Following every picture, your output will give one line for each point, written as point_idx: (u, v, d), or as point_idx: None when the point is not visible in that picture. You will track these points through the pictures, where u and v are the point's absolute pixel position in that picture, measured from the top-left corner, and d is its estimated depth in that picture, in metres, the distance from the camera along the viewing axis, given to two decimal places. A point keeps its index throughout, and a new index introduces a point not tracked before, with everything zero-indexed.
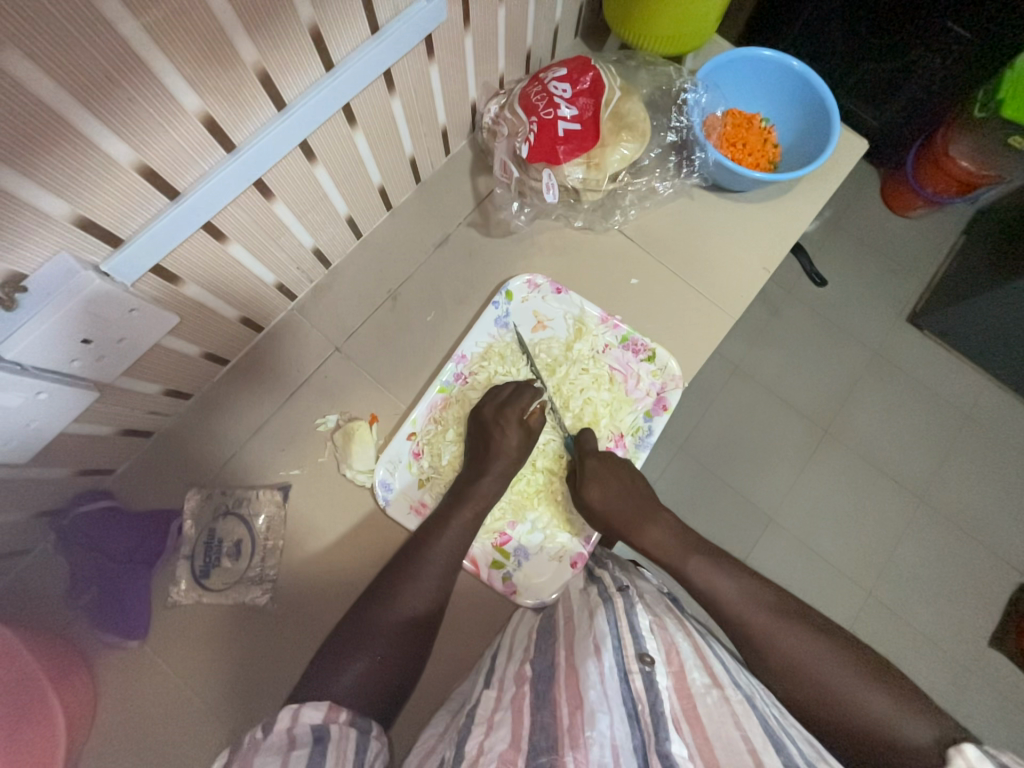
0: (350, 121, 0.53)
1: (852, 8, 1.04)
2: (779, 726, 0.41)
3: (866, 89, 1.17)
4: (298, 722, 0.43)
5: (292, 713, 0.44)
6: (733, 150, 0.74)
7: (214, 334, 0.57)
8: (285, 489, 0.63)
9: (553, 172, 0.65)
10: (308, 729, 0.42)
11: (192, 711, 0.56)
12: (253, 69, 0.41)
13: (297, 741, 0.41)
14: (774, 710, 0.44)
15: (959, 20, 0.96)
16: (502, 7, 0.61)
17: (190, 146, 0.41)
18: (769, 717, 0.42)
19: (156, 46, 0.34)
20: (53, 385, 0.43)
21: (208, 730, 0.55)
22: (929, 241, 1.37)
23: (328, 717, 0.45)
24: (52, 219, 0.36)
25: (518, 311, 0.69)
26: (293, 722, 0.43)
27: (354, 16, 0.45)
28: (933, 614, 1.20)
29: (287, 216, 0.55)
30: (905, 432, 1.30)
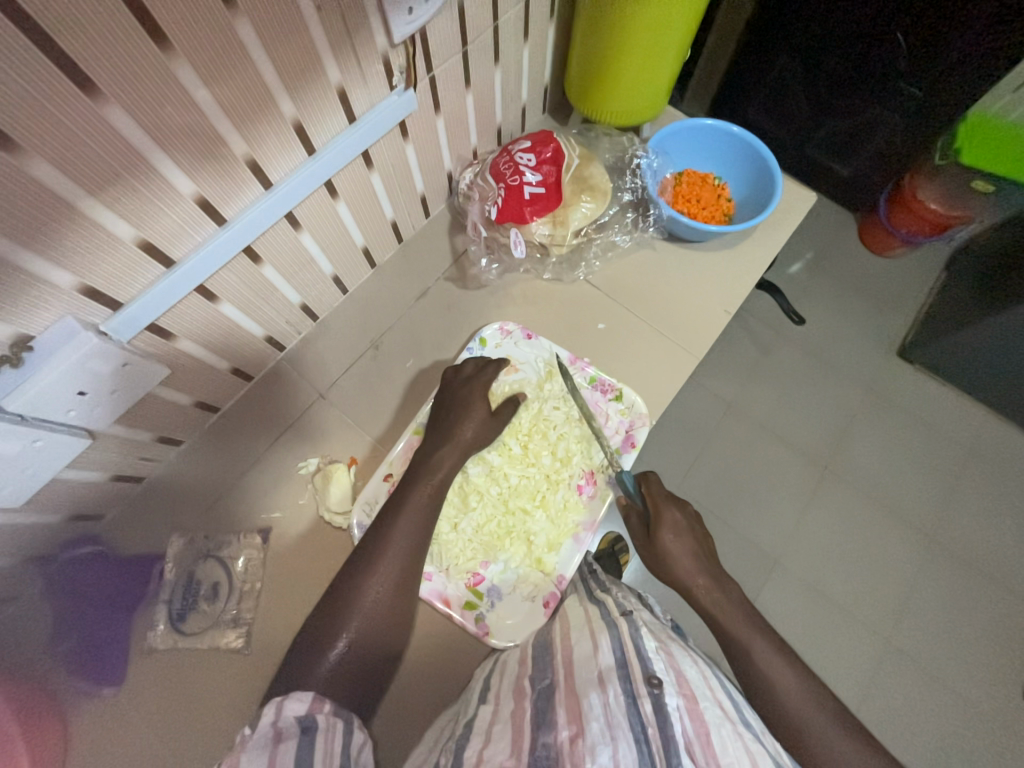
0: (332, 194, 0.59)
1: (812, 75, 1.12)
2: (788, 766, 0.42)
3: (832, 143, 1.25)
4: (282, 715, 0.42)
5: (277, 704, 0.43)
6: (688, 205, 0.81)
7: (204, 383, 0.61)
8: (265, 532, 0.65)
9: (519, 231, 0.72)
10: (294, 721, 0.42)
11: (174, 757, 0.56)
12: (241, 157, 0.47)
13: (283, 732, 0.40)
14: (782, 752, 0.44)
15: (912, 83, 1.03)
16: (470, 93, 0.69)
17: (185, 222, 0.47)
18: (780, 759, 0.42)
19: (156, 145, 0.41)
20: (48, 434, 0.47)
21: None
22: (910, 280, 1.42)
23: (313, 707, 0.44)
24: (58, 287, 0.41)
25: (492, 356, 0.73)
26: (278, 715, 0.42)
27: (334, 110, 0.53)
28: (957, 663, 1.14)
29: (276, 277, 0.61)
30: (907, 468, 1.29)
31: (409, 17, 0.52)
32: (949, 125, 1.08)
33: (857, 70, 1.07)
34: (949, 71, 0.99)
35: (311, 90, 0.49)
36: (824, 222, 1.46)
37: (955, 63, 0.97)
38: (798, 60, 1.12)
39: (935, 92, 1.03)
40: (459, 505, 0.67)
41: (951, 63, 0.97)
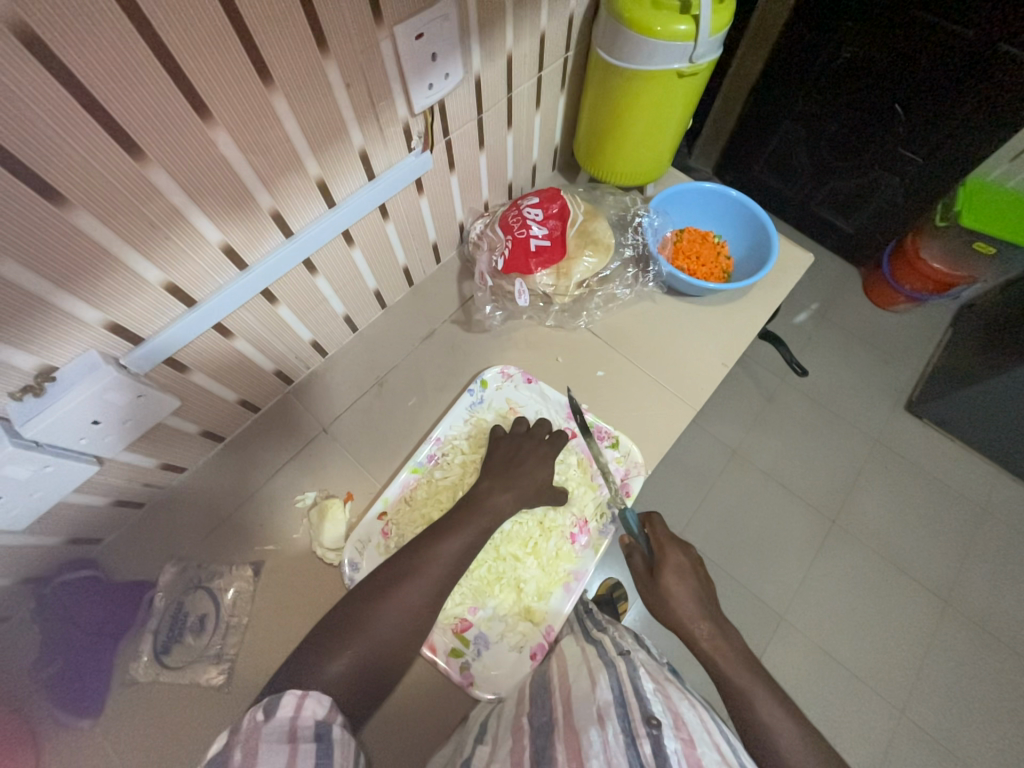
0: (349, 241, 0.63)
1: (816, 139, 1.19)
2: None
3: (837, 200, 1.30)
4: (301, 713, 0.43)
5: (296, 700, 0.44)
6: (688, 261, 0.84)
7: (212, 413, 0.63)
8: (258, 565, 0.66)
9: (524, 281, 0.75)
10: (311, 723, 0.43)
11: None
12: (267, 210, 0.51)
13: (299, 733, 0.41)
14: None
15: (911, 148, 1.06)
16: (484, 153, 0.75)
17: (209, 267, 0.50)
18: None
19: (190, 200, 0.45)
20: (58, 459, 0.48)
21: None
22: (915, 334, 1.43)
23: (330, 714, 0.45)
24: (86, 323, 0.44)
25: (492, 398, 0.76)
26: (296, 710, 0.43)
27: (356, 169, 0.57)
28: (977, 741, 1.07)
29: (290, 317, 0.64)
30: (917, 526, 1.26)
31: (429, 91, 0.57)
32: (947, 190, 1.11)
33: (856, 137, 1.12)
34: (947, 138, 1.01)
35: (336, 152, 0.54)
36: (828, 275, 1.49)
37: (953, 132, 0.99)
38: (803, 125, 1.18)
39: (932, 158, 1.05)
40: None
41: (949, 132, 1.00)
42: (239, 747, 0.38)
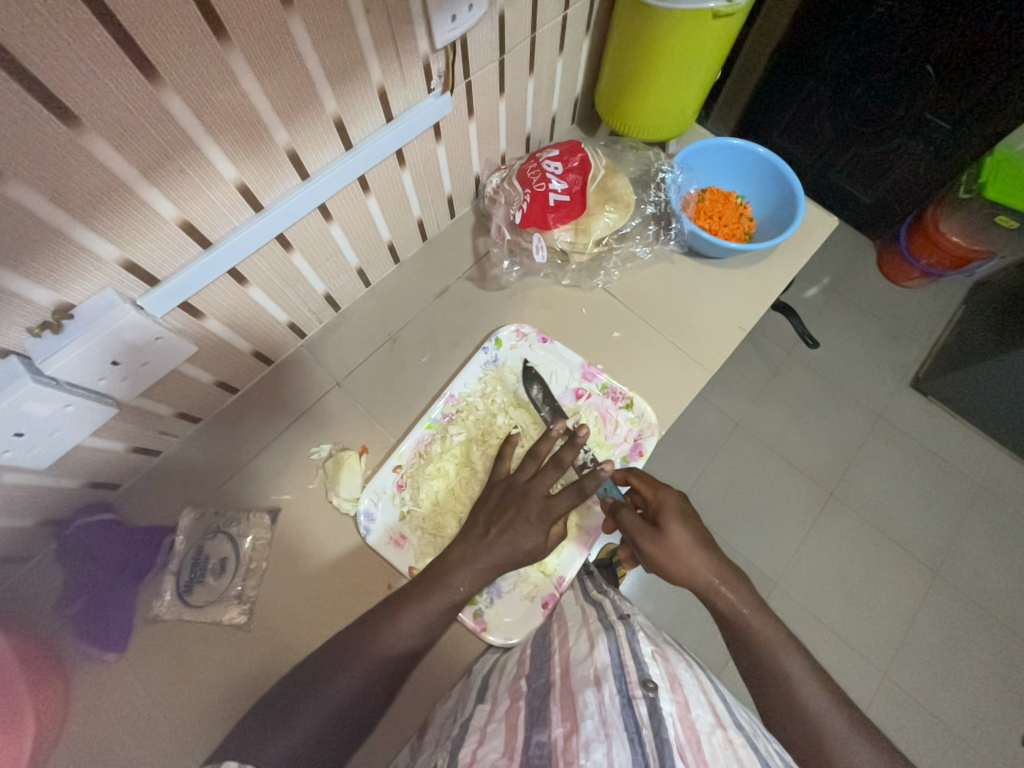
0: (364, 189, 0.61)
1: (839, 104, 1.11)
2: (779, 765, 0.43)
3: (858, 168, 1.23)
4: None
5: None
6: (710, 221, 0.82)
7: (226, 363, 0.63)
8: (274, 512, 0.66)
9: (542, 235, 0.74)
10: None
11: (186, 725, 0.57)
12: (283, 148, 0.49)
13: None
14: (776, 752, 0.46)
15: (938, 114, 1.02)
16: (504, 101, 0.71)
17: (225, 207, 0.49)
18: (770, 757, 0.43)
19: (206, 132, 0.43)
20: (79, 400, 0.48)
21: (195, 742, 0.56)
22: (926, 311, 1.41)
23: None
24: (102, 260, 0.43)
25: (506, 356, 0.75)
26: None
27: (373, 108, 0.55)
28: (955, 702, 1.12)
29: (304, 266, 0.62)
30: (914, 500, 1.27)
31: (452, 24, 0.54)
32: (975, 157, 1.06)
33: (885, 98, 1.05)
34: (973, 109, 0.98)
35: (354, 88, 0.51)
36: (842, 248, 1.46)
37: (981, 102, 0.96)
38: (828, 86, 1.09)
39: (957, 134, 1.03)
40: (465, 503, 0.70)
41: (978, 101, 0.97)
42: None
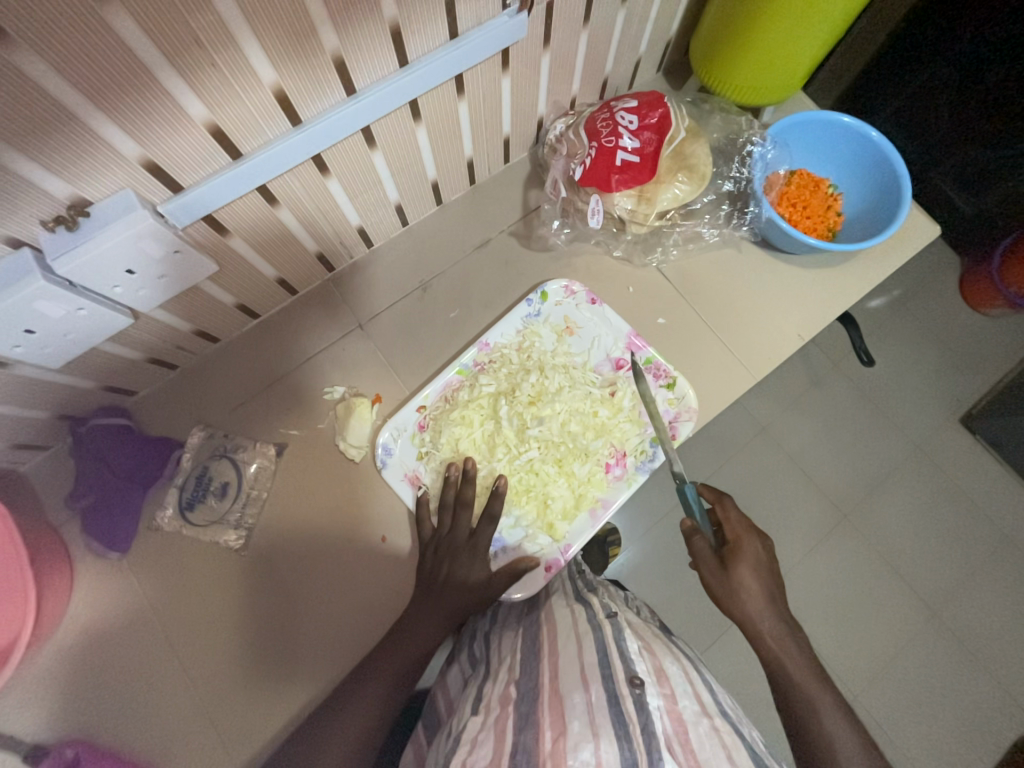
0: (414, 116, 0.55)
1: (972, 88, 0.94)
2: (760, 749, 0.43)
3: (964, 172, 1.07)
4: None
5: None
6: (792, 209, 0.73)
7: (250, 287, 0.61)
8: (281, 446, 0.65)
9: (601, 199, 0.66)
10: None
11: (176, 629, 0.59)
12: (329, 54, 0.43)
13: None
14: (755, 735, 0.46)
15: None
16: (586, 33, 0.62)
17: (258, 115, 0.44)
18: (752, 742, 0.43)
19: (245, 23, 0.37)
20: (92, 305, 0.46)
21: (184, 645, 0.59)
22: (1002, 344, 1.28)
23: None
24: (122, 156, 0.39)
25: (550, 313, 0.70)
26: None
27: (436, 21, 0.47)
28: (925, 741, 1.12)
29: (339, 194, 0.58)
30: (933, 539, 1.21)
31: None
32: None
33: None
34: None
35: None
36: (924, 260, 1.31)
37: None
38: (958, 70, 0.94)
39: None
40: (485, 453, 0.67)
41: None
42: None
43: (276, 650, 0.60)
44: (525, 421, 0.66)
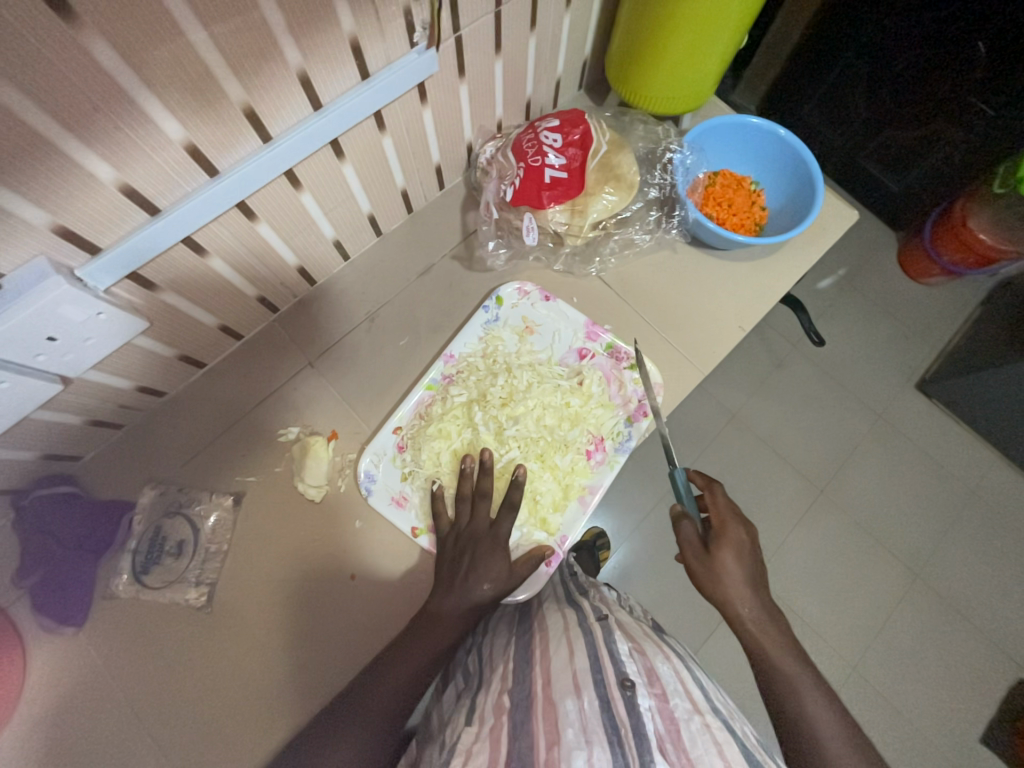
0: (338, 154, 0.56)
1: (879, 76, 1.01)
2: (755, 746, 0.42)
3: (888, 153, 1.14)
4: None
5: None
6: (718, 209, 0.76)
7: (190, 338, 0.60)
8: (238, 495, 0.64)
9: (534, 216, 0.68)
10: None
11: (141, 700, 0.57)
12: (239, 106, 0.44)
13: None
14: (751, 732, 0.45)
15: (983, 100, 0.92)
16: (500, 60, 0.64)
17: (172, 170, 0.44)
18: (746, 739, 0.42)
19: (143, 84, 0.38)
20: (13, 377, 0.45)
21: (155, 715, 0.57)
22: (943, 311, 1.34)
23: None
24: (31, 225, 0.39)
25: (507, 316, 0.72)
26: None
27: (345, 63, 0.49)
28: (922, 703, 1.14)
29: (271, 237, 0.58)
30: (904, 504, 1.25)
31: None
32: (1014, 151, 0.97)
33: (925, 78, 0.95)
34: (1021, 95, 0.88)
35: (322, 40, 0.45)
36: (862, 239, 1.37)
37: None
38: (866, 61, 1.00)
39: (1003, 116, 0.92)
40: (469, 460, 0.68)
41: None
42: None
43: (251, 706, 0.58)
44: (501, 424, 0.67)
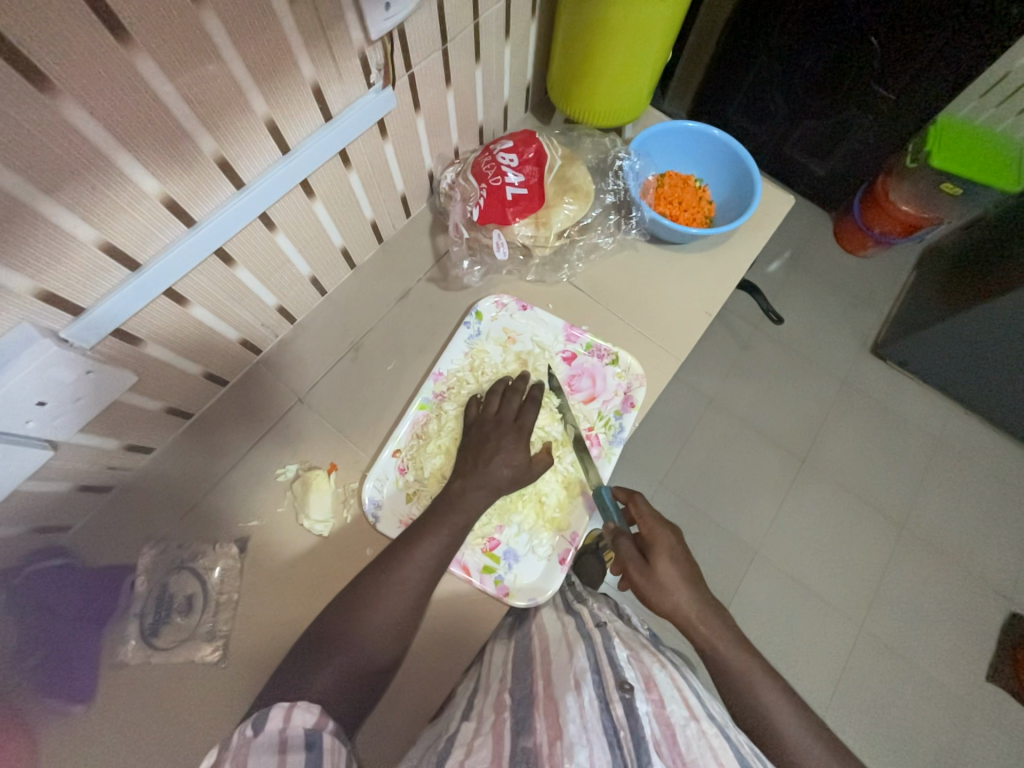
0: (309, 194, 0.58)
1: (790, 74, 1.11)
2: (751, 755, 0.42)
3: (811, 142, 1.24)
4: (290, 724, 0.42)
5: (284, 711, 0.43)
6: (670, 206, 0.82)
7: (176, 388, 0.59)
8: (242, 541, 0.63)
9: (502, 232, 0.72)
10: (301, 732, 0.42)
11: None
12: (212, 157, 0.46)
13: (289, 743, 0.40)
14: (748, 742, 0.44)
15: (884, 87, 1.03)
16: (451, 92, 0.68)
17: (151, 224, 0.45)
18: (743, 747, 0.42)
19: (119, 145, 0.39)
20: (5, 446, 0.44)
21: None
22: (884, 278, 1.45)
23: (320, 722, 0.44)
24: (14, 293, 0.39)
25: (489, 329, 0.74)
26: (286, 722, 0.42)
27: (309, 108, 0.51)
28: (930, 650, 1.19)
29: (250, 280, 0.59)
30: (879, 462, 1.33)
31: (386, 13, 0.50)
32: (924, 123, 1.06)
33: (833, 71, 1.06)
34: (918, 75, 0.98)
35: (285, 89, 0.48)
36: (801, 222, 1.48)
37: (928, 64, 0.96)
38: (778, 62, 1.10)
39: (908, 97, 1.02)
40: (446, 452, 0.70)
41: (923, 66, 0.96)
42: (227, 760, 0.38)
43: None
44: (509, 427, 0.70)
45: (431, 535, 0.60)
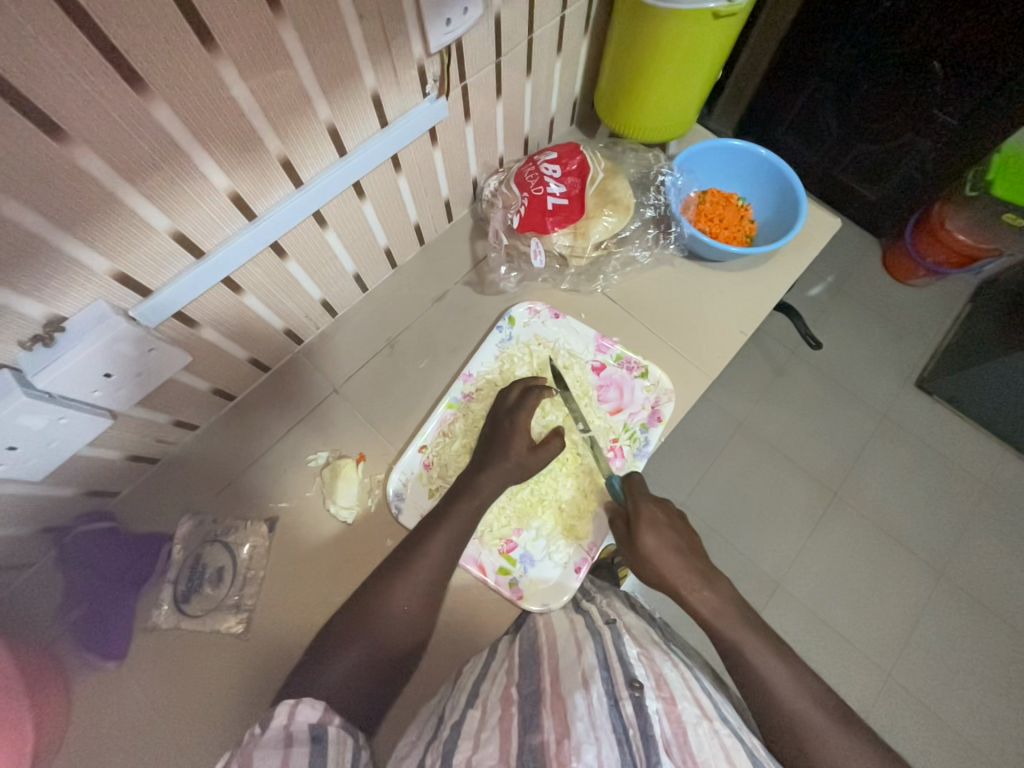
0: (360, 194, 0.61)
1: (844, 96, 1.09)
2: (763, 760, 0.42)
3: (863, 166, 1.20)
4: (294, 721, 0.42)
5: (290, 708, 0.43)
6: (711, 224, 0.81)
7: (223, 371, 0.63)
8: (272, 522, 0.66)
9: (540, 240, 0.73)
10: (306, 728, 0.42)
11: (178, 736, 0.56)
12: (276, 156, 0.49)
13: (294, 740, 0.41)
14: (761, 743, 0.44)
15: (946, 112, 0.99)
16: (501, 103, 0.70)
17: (217, 215, 0.48)
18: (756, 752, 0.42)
19: (197, 142, 0.42)
20: (74, 414, 0.48)
21: (192, 751, 0.56)
22: (934, 310, 1.39)
23: (325, 717, 0.44)
24: (93, 271, 0.43)
25: (520, 334, 0.76)
26: (290, 719, 0.42)
27: (367, 114, 0.54)
28: (964, 706, 1.11)
29: (299, 274, 0.62)
30: (918, 501, 1.26)
31: (446, 28, 0.53)
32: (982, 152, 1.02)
33: (889, 94, 1.03)
34: (981, 99, 0.95)
35: (348, 96, 0.51)
36: (847, 247, 1.43)
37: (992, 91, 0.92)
38: (833, 83, 1.08)
39: (970, 124, 0.99)
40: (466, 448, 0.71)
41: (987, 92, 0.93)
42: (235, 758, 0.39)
43: None
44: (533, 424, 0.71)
45: (448, 529, 0.61)
